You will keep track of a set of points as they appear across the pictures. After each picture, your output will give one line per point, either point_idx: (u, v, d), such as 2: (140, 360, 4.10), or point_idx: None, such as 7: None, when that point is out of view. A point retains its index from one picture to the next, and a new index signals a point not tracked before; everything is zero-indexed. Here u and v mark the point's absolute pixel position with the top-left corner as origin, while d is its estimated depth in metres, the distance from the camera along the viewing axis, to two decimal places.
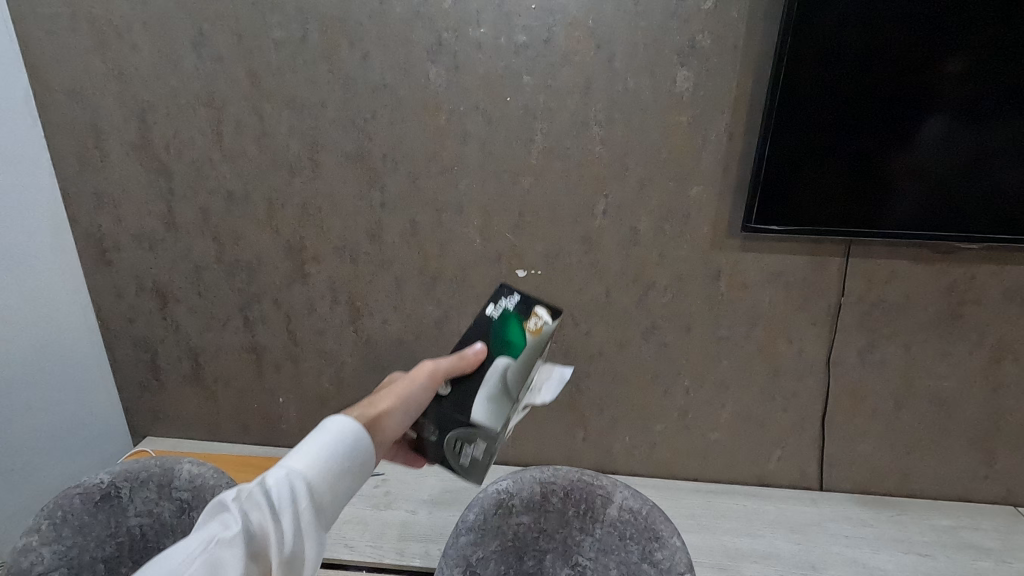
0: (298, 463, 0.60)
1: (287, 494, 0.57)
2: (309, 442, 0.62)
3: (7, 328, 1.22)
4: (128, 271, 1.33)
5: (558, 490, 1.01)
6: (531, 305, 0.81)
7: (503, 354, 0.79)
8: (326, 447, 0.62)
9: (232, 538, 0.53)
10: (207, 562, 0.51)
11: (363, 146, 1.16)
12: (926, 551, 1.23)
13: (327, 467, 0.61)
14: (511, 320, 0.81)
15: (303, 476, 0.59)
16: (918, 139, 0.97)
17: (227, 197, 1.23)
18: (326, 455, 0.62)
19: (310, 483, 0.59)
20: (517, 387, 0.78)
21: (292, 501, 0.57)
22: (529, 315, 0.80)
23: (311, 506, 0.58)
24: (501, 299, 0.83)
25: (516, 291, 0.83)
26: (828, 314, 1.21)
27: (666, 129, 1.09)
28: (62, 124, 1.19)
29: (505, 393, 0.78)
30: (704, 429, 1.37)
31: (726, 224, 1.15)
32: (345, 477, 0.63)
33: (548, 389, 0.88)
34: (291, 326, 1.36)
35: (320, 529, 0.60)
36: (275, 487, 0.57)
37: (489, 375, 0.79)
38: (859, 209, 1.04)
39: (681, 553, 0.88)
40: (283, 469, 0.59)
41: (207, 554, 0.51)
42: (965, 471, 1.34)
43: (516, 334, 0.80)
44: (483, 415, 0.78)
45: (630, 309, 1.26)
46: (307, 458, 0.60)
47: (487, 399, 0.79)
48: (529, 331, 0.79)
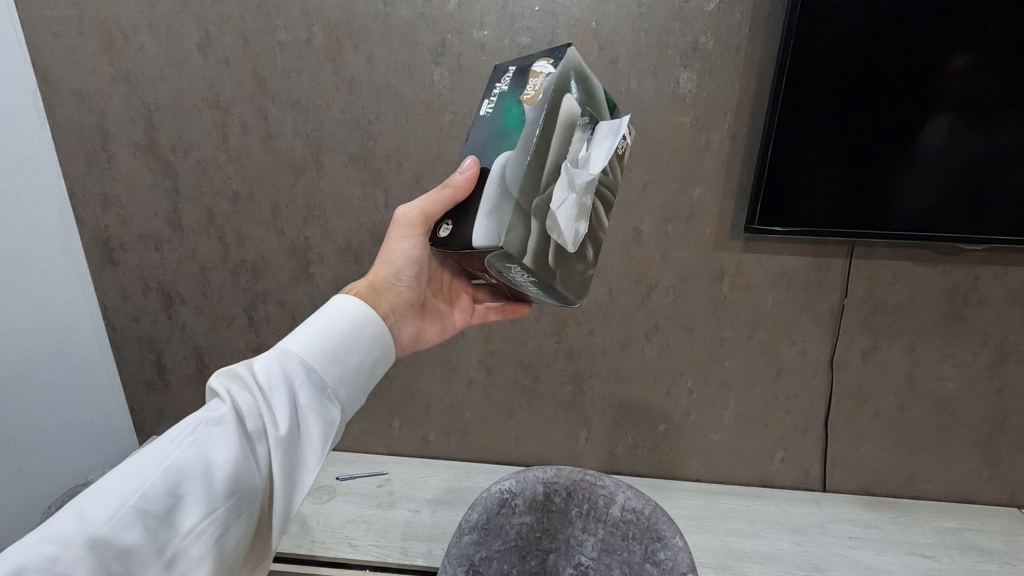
0: (285, 346, 0.63)
1: (276, 373, 0.60)
2: (297, 332, 0.65)
3: (16, 327, 1.21)
4: (134, 271, 1.34)
5: (561, 490, 1.02)
6: (527, 72, 0.65)
7: (498, 150, 0.62)
8: (314, 333, 0.65)
9: (224, 417, 0.55)
10: (200, 437, 0.53)
11: (368, 146, 1.17)
12: (929, 552, 1.22)
13: (317, 350, 0.64)
14: (507, 102, 0.65)
15: (290, 357, 0.62)
16: (920, 134, 0.97)
17: (233, 198, 1.24)
18: (314, 340, 0.64)
19: (299, 363, 0.62)
20: (524, 172, 0.59)
21: (282, 380, 0.60)
22: (527, 82, 0.64)
23: (303, 385, 0.61)
24: (494, 92, 0.69)
25: (511, 69, 0.69)
26: (831, 314, 1.21)
27: (669, 130, 1.09)
28: (70, 125, 1.20)
29: (505, 192, 0.59)
30: (706, 430, 1.38)
31: (729, 224, 1.15)
32: (338, 356, 0.65)
33: (598, 155, 0.65)
34: (295, 326, 1.37)
35: (318, 409, 0.62)
36: (264, 369, 0.60)
37: (484, 182, 0.62)
38: (863, 208, 1.04)
39: (685, 553, 0.86)
40: (270, 354, 0.61)
41: (198, 431, 0.53)
42: (969, 473, 1.34)
43: (512, 115, 0.63)
44: (485, 236, 0.60)
45: (633, 310, 1.26)
46: (293, 340, 0.63)
47: (489, 212, 0.60)
48: (525, 102, 0.62)
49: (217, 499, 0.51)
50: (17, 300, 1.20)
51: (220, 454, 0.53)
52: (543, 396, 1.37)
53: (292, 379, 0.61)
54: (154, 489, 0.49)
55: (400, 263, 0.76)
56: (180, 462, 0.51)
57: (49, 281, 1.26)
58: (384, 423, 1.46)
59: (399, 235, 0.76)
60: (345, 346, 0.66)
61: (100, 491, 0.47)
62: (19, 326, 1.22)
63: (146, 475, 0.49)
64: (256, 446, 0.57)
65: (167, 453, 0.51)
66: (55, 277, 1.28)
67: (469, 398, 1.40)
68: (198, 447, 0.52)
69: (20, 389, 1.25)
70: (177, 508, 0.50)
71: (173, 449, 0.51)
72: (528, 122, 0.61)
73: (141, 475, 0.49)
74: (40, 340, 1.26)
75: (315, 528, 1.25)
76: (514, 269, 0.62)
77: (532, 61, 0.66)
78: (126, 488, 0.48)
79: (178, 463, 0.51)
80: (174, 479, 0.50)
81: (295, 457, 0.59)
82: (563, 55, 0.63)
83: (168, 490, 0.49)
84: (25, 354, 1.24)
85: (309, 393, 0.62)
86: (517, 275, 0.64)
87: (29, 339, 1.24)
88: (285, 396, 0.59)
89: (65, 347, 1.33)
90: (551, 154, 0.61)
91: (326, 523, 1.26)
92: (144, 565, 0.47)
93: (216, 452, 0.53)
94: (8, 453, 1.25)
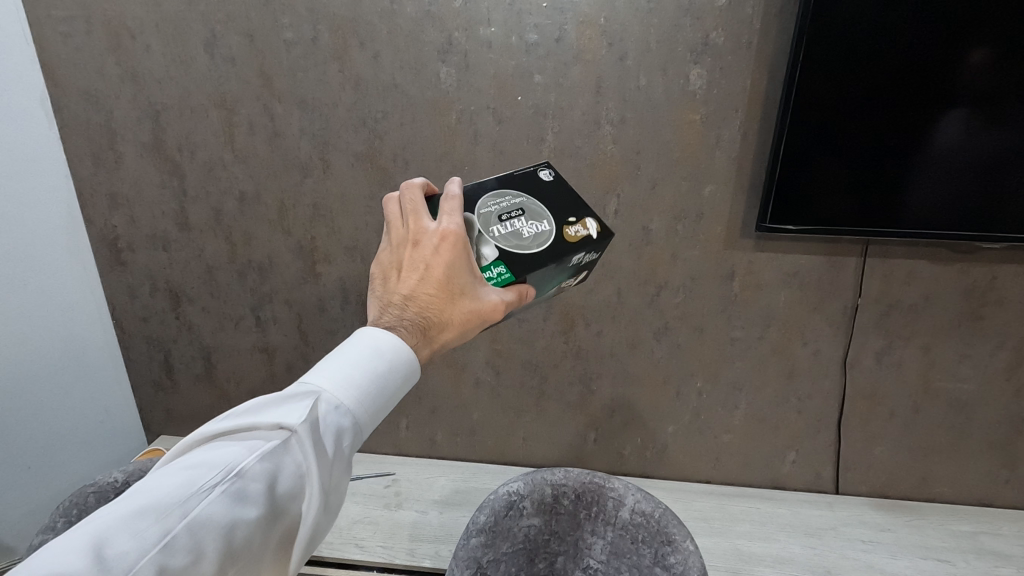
0: (334, 392, 0.56)
1: (325, 428, 0.54)
2: (352, 368, 0.58)
3: (24, 323, 1.22)
4: (142, 271, 1.34)
5: (569, 492, 1.00)
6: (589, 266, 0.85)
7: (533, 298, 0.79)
8: (368, 378, 0.59)
9: (259, 471, 0.50)
10: (231, 493, 0.48)
11: (374, 145, 1.16)
12: (945, 556, 1.20)
13: (367, 401, 0.58)
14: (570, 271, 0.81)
15: (342, 408, 0.56)
16: (932, 132, 0.95)
17: (240, 198, 1.24)
18: (367, 388, 0.58)
19: (348, 418, 0.56)
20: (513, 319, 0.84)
21: (331, 439, 0.54)
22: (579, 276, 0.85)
23: (348, 445, 0.55)
24: (591, 249, 0.79)
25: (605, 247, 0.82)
26: (845, 314, 1.19)
27: (679, 128, 1.08)
28: (78, 126, 1.20)
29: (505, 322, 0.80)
30: (716, 431, 1.36)
31: (740, 223, 1.14)
32: (377, 408, 0.60)
33: None
34: (303, 326, 1.36)
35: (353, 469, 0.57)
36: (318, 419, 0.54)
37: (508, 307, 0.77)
38: (877, 208, 1.02)
39: (696, 556, 0.86)
40: (327, 400, 0.55)
41: (230, 483, 0.48)
42: (986, 475, 1.31)
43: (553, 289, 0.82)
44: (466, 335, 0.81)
45: (642, 310, 1.25)
46: (348, 386, 0.57)
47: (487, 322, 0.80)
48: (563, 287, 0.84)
49: (228, 563, 0.47)
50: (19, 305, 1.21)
51: (246, 515, 0.48)
52: (550, 396, 1.36)
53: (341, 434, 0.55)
54: (175, 544, 0.44)
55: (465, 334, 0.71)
56: (205, 516, 0.46)
57: (54, 284, 1.26)
58: (391, 423, 1.45)
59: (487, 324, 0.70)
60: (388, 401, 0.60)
61: (119, 538, 0.42)
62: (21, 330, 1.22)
63: (169, 527, 0.44)
64: (284, 507, 0.52)
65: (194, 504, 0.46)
66: (61, 280, 1.27)
67: (476, 398, 1.39)
68: (226, 504, 0.47)
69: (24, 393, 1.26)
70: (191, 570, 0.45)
71: (201, 499, 0.46)
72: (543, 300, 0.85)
73: (162, 526, 0.44)
74: (41, 343, 1.26)
75: None
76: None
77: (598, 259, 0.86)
78: (147, 540, 0.43)
79: (202, 518, 0.46)
80: (196, 535, 0.45)
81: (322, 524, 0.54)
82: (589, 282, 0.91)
83: (187, 549, 0.45)
84: (30, 359, 1.25)
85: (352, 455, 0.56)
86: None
87: (31, 343, 1.25)
88: (328, 457, 0.54)
89: (70, 351, 1.32)
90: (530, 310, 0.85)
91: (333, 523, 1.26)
92: None
93: (243, 512, 0.48)
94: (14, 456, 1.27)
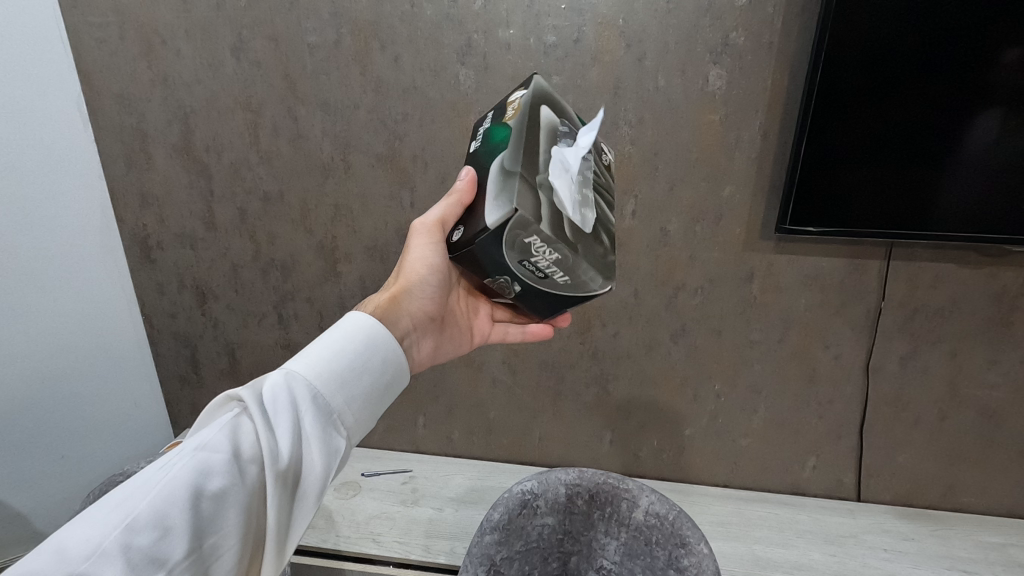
0: (286, 365, 0.57)
1: (279, 396, 0.54)
2: (310, 346, 0.59)
3: (52, 320, 1.30)
4: (170, 269, 1.38)
5: (583, 492, 1.00)
6: (506, 106, 0.72)
7: (491, 154, 0.66)
8: (328, 349, 0.59)
9: (218, 444, 0.50)
10: (189, 469, 0.48)
11: (395, 147, 1.18)
12: (971, 567, 1.17)
13: (329, 369, 0.58)
14: (493, 131, 0.70)
15: (298, 378, 0.56)
16: (963, 132, 0.93)
17: (264, 198, 1.27)
18: (328, 358, 0.58)
19: (306, 386, 0.56)
20: (514, 158, 0.62)
21: (287, 404, 0.54)
22: (505, 112, 0.71)
23: (308, 409, 0.55)
24: (478, 132, 0.74)
25: (490, 112, 0.76)
26: (867, 318, 1.17)
27: (697, 128, 1.07)
28: (111, 128, 1.24)
29: (507, 173, 0.60)
30: (734, 435, 1.34)
31: (760, 225, 1.13)
32: (346, 378, 0.59)
33: (587, 135, 0.65)
34: (324, 323, 1.39)
35: (325, 436, 0.56)
36: (271, 391, 0.55)
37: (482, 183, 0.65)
38: (904, 207, 1.00)
39: (710, 559, 0.85)
40: (281, 372, 0.56)
41: (188, 460, 0.48)
42: (1016, 486, 1.27)
43: (499, 133, 0.68)
44: (497, 213, 0.59)
45: (659, 312, 1.24)
46: (303, 359, 0.57)
47: (495, 197, 0.61)
48: (508, 118, 0.68)
49: (201, 535, 0.47)
50: (24, 302, 1.25)
51: (211, 486, 0.48)
52: (566, 397, 1.36)
53: (299, 403, 0.55)
54: (140, 520, 0.44)
55: (422, 274, 0.74)
56: (168, 492, 0.46)
57: (68, 283, 1.30)
58: (409, 421, 1.47)
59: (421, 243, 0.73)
60: (356, 366, 0.60)
61: (85, 522, 0.44)
62: (21, 328, 1.26)
63: (132, 506, 0.45)
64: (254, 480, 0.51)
65: (157, 481, 0.47)
66: (78, 279, 1.31)
67: (493, 397, 1.40)
68: (188, 477, 0.48)
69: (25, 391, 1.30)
70: (162, 545, 0.45)
71: (162, 477, 0.47)
72: (513, 130, 0.65)
73: (127, 505, 0.45)
74: (46, 341, 1.30)
75: (340, 523, 1.27)
76: (537, 248, 0.60)
77: (507, 99, 0.74)
78: (109, 520, 0.44)
79: (165, 495, 0.46)
80: (162, 511, 0.45)
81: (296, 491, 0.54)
82: (534, 84, 0.72)
83: (153, 524, 0.45)
84: (30, 357, 1.29)
85: (315, 419, 0.55)
86: (542, 260, 0.61)
87: (37, 340, 1.29)
88: (287, 424, 0.53)
89: (81, 350, 1.36)
90: (539, 140, 0.64)
91: (351, 518, 1.28)
92: None
93: (206, 484, 0.48)
94: (24, 450, 1.34)
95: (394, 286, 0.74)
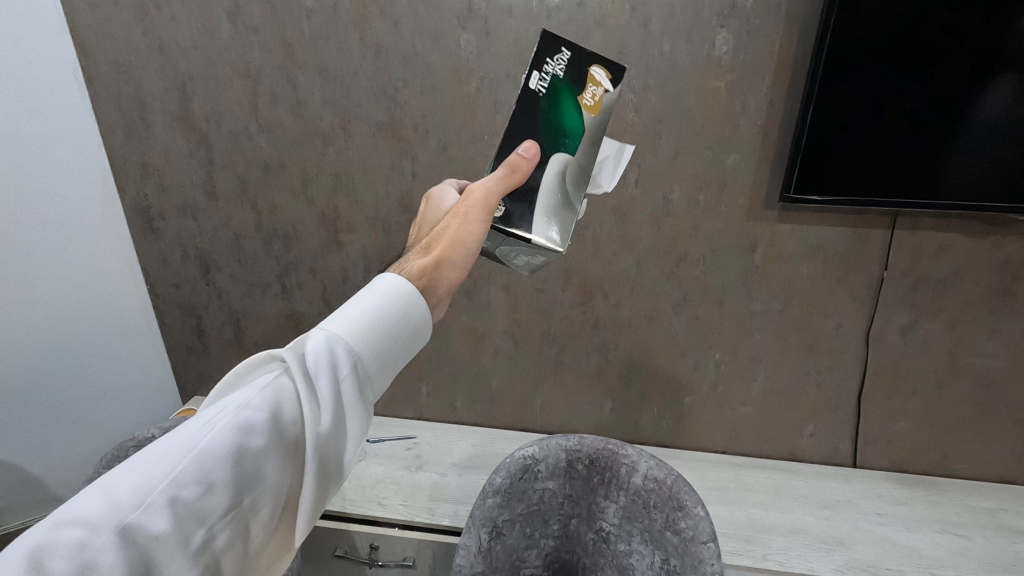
0: (327, 327, 0.55)
1: (321, 359, 0.52)
2: (347, 307, 0.57)
3: (59, 290, 1.31)
4: (173, 239, 1.38)
5: (583, 457, 1.03)
6: (586, 70, 0.74)
7: (560, 147, 0.74)
8: (367, 312, 0.57)
9: (260, 404, 0.49)
10: (234, 426, 0.47)
11: (395, 115, 1.16)
12: (962, 531, 1.19)
13: (368, 335, 0.56)
14: (564, 96, 0.74)
15: (339, 341, 0.54)
16: (975, 101, 0.91)
17: (265, 168, 1.26)
18: (366, 322, 0.56)
19: (346, 350, 0.54)
20: (576, 182, 0.75)
21: (328, 368, 0.52)
22: (586, 86, 0.74)
23: (347, 375, 0.54)
24: (546, 67, 0.74)
25: (567, 47, 0.73)
26: (869, 288, 1.17)
27: (702, 95, 1.05)
28: (109, 96, 1.23)
29: (567, 199, 0.75)
30: (733, 403, 1.36)
31: (764, 194, 1.12)
32: (382, 345, 0.58)
33: (608, 176, 0.83)
34: (327, 293, 1.40)
35: (361, 404, 0.55)
36: (313, 353, 0.52)
37: (542, 180, 0.75)
38: (911, 177, 0.99)
39: (707, 522, 0.90)
40: (322, 333, 0.54)
41: (231, 418, 0.47)
42: (1010, 453, 1.29)
43: (571, 119, 0.74)
44: (549, 234, 0.75)
45: (661, 282, 1.24)
46: (342, 321, 0.56)
47: (548, 212, 0.75)
48: (586, 110, 0.74)
49: (244, 492, 0.46)
50: (25, 274, 1.25)
51: (253, 444, 0.47)
52: (568, 366, 1.38)
53: (338, 368, 0.53)
54: (186, 473, 0.43)
55: (467, 244, 0.70)
56: (213, 447, 0.45)
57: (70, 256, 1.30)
58: (413, 389, 1.49)
59: (478, 218, 0.71)
60: (392, 333, 0.59)
61: (130, 471, 0.42)
62: (24, 298, 1.27)
63: (178, 459, 0.43)
64: (292, 441, 0.51)
65: (201, 437, 0.45)
66: (80, 254, 1.31)
67: (495, 366, 1.41)
68: (231, 434, 0.46)
69: (30, 365, 1.32)
70: (206, 500, 0.44)
71: (206, 431, 0.45)
72: (586, 136, 0.74)
73: (173, 458, 0.43)
74: (50, 312, 1.31)
75: (346, 487, 1.30)
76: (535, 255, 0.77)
77: (589, 55, 0.74)
78: (156, 471, 0.42)
79: (209, 450, 0.45)
80: (207, 466, 0.44)
81: (332, 456, 0.53)
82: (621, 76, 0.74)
83: (198, 479, 0.43)
84: (33, 332, 1.30)
85: (354, 386, 0.54)
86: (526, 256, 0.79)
87: (40, 313, 1.29)
88: (328, 388, 0.52)
89: (84, 323, 1.37)
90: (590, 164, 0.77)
91: (357, 482, 1.31)
92: (169, 559, 0.41)
93: (250, 442, 0.47)
94: (30, 424, 1.36)
95: (437, 247, 0.69)
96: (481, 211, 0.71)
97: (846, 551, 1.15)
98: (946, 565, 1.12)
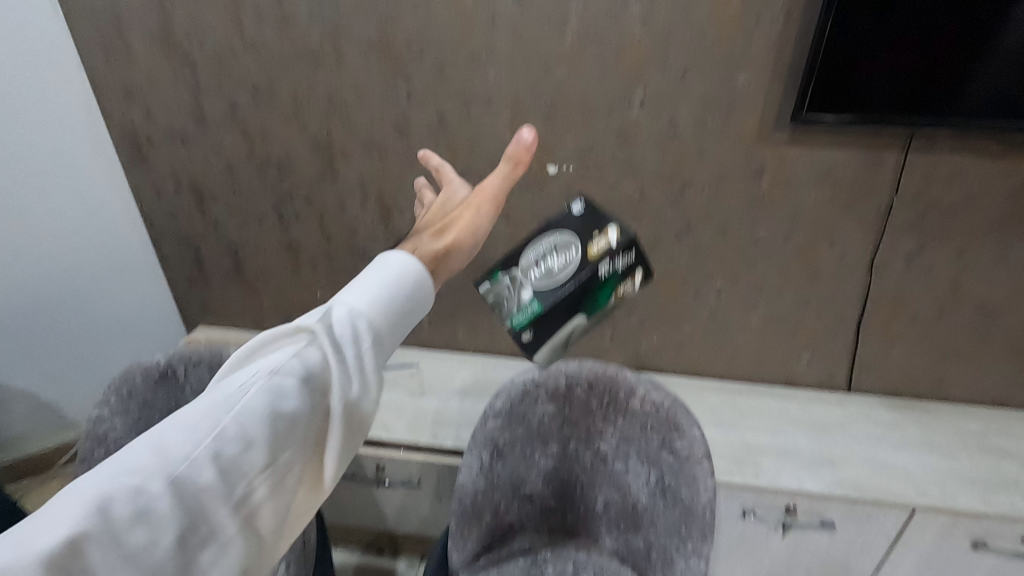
0: (349, 301, 0.66)
1: (345, 330, 0.64)
2: (365, 279, 0.69)
3: (58, 214, 1.37)
4: (164, 167, 1.34)
5: (583, 382, 1.05)
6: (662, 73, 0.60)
7: None
8: (388, 286, 0.69)
9: (289, 367, 0.61)
10: (268, 389, 0.58)
11: (387, 32, 1.10)
12: (949, 452, 1.23)
13: (384, 310, 0.67)
14: None
15: (359, 313, 0.65)
16: (1009, 7, 0.84)
17: (253, 91, 1.21)
18: (384, 299, 0.67)
19: (367, 316, 0.66)
20: None
21: (349, 336, 0.64)
22: None
23: (368, 344, 0.65)
24: None
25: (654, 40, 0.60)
26: (877, 215, 1.15)
27: (714, 6, 0.99)
28: (83, 13, 1.16)
29: None
30: (732, 331, 1.36)
31: (775, 115, 1.07)
32: (396, 319, 0.69)
33: None
34: (324, 223, 1.37)
35: (378, 364, 0.66)
36: (338, 323, 0.64)
37: None
38: (931, 93, 0.94)
39: (702, 442, 0.95)
40: (345, 306, 0.65)
41: (264, 381, 0.59)
42: (1004, 379, 1.30)
43: None
44: None
45: (665, 209, 1.22)
46: (361, 295, 0.67)
47: None
48: None
49: (275, 451, 0.58)
50: (17, 203, 1.33)
51: (285, 409, 0.59)
52: None
53: (360, 339, 0.65)
54: (226, 431, 0.55)
55: (474, 236, 0.92)
56: (247, 404, 0.57)
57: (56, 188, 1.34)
58: (414, 319, 1.50)
59: (485, 211, 0.95)
60: (402, 301, 0.69)
61: (177, 428, 0.54)
62: (28, 218, 1.36)
63: (217, 418, 0.55)
64: (321, 401, 0.62)
65: (233, 399, 0.57)
66: (65, 186, 1.34)
67: None
68: (263, 399, 0.58)
69: (22, 300, 1.43)
70: (243, 456, 0.56)
71: (240, 397, 0.58)
72: None
73: (213, 418, 0.55)
74: (50, 235, 1.39)
75: None
76: None
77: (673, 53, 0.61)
78: (200, 426, 0.55)
79: (241, 410, 0.57)
80: (243, 428, 0.56)
81: (355, 411, 0.64)
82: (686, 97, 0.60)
83: (235, 436, 0.56)
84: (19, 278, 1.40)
85: (373, 354, 0.65)
86: None
87: (32, 245, 1.38)
88: (352, 358, 0.64)
89: (69, 268, 1.44)
90: None
91: None
92: (214, 503, 0.54)
93: (282, 405, 0.59)
94: (48, 336, 1.50)
95: (450, 235, 0.89)
96: (490, 204, 0.95)
97: (835, 471, 1.20)
98: (930, 483, 1.16)
